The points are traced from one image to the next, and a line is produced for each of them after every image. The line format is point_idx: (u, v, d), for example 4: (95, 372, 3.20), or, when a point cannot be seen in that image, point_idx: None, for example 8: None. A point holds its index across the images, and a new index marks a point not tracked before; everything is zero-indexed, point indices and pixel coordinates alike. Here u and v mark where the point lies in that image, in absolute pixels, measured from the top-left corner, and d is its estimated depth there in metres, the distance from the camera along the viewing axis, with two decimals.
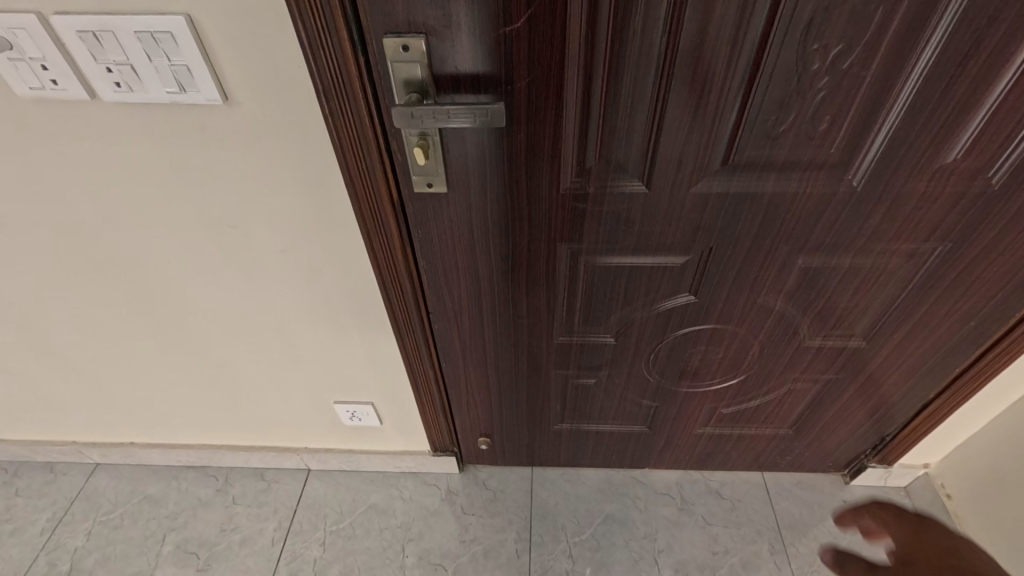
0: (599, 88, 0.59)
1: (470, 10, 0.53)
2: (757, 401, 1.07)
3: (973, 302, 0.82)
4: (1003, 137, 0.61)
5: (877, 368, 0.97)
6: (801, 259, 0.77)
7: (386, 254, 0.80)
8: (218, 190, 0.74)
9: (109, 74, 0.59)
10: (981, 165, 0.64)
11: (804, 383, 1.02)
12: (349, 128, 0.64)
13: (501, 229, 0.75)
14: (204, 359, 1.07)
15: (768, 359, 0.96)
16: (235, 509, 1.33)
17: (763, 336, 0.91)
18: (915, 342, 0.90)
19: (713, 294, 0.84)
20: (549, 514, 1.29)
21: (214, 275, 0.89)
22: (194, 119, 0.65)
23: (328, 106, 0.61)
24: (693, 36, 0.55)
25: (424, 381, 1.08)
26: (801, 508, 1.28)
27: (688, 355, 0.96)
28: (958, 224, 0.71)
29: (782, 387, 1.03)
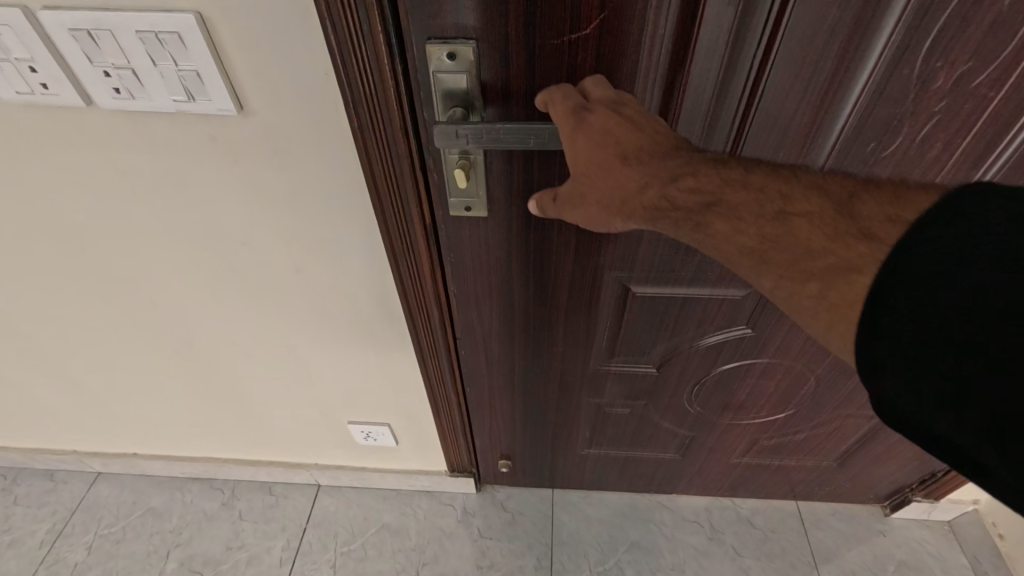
0: (674, 108, 0.51)
1: (531, 14, 0.45)
2: (803, 433, 1.00)
3: None
4: None
5: None
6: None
7: (413, 279, 0.73)
8: (229, 205, 0.67)
9: (107, 78, 0.52)
10: None
11: (857, 417, 0.94)
12: (381, 144, 0.56)
13: (543, 255, 0.68)
14: (211, 376, 1.00)
15: (822, 394, 0.89)
16: (241, 526, 1.27)
17: (821, 372, 0.84)
18: None
19: (771, 328, 0.77)
20: (571, 539, 1.22)
21: (224, 292, 0.82)
22: (204, 129, 0.57)
23: (358, 120, 0.53)
24: (792, 49, 0.46)
25: (446, 404, 1.01)
26: (838, 540, 1.21)
27: (734, 387, 0.89)
28: None
29: (832, 421, 0.96)
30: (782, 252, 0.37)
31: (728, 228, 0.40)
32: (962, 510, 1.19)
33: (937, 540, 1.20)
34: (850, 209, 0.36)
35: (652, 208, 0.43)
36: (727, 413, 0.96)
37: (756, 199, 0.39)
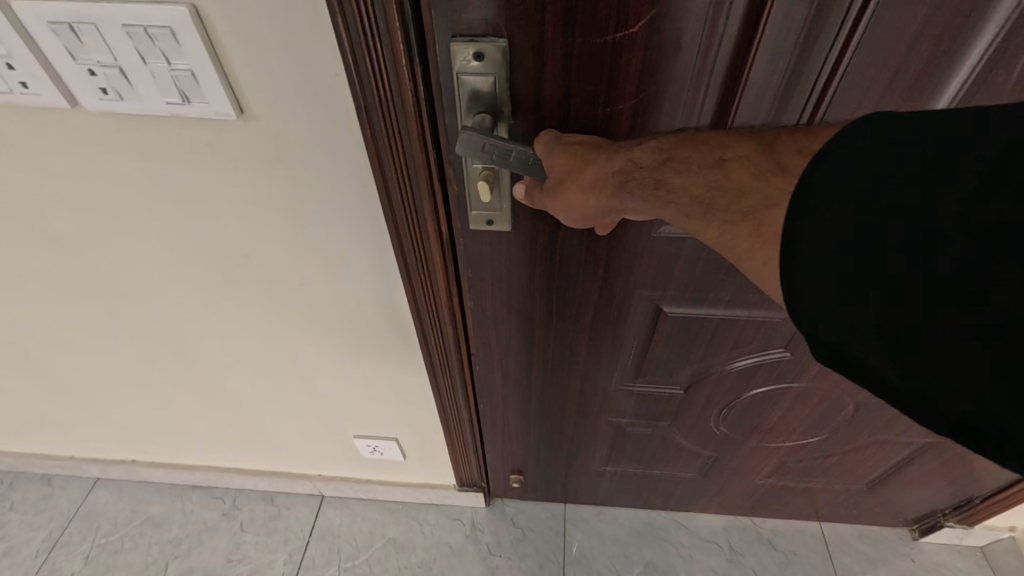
0: (730, 114, 0.46)
1: (573, 10, 0.40)
2: (835, 457, 0.94)
3: None
4: None
5: None
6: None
7: (428, 297, 0.68)
8: (230, 215, 0.61)
9: (92, 77, 0.46)
10: None
11: (895, 444, 0.88)
12: (397, 153, 0.50)
13: (568, 274, 0.62)
14: (212, 387, 0.96)
15: (859, 420, 0.83)
16: (243, 538, 1.23)
17: (859, 398, 0.79)
18: None
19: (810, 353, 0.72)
20: (584, 558, 1.17)
21: (224, 303, 0.77)
22: (201, 134, 0.52)
23: (371, 126, 0.48)
24: (873, 51, 0.42)
25: (457, 420, 0.96)
26: (864, 565, 1.16)
27: (765, 411, 0.84)
28: None
29: (868, 446, 0.90)
30: (720, 198, 0.36)
31: (682, 182, 0.38)
32: (995, 535, 1.13)
33: (968, 568, 1.14)
34: (769, 145, 0.36)
35: (622, 174, 0.42)
36: (755, 436, 0.91)
37: (700, 153, 0.39)
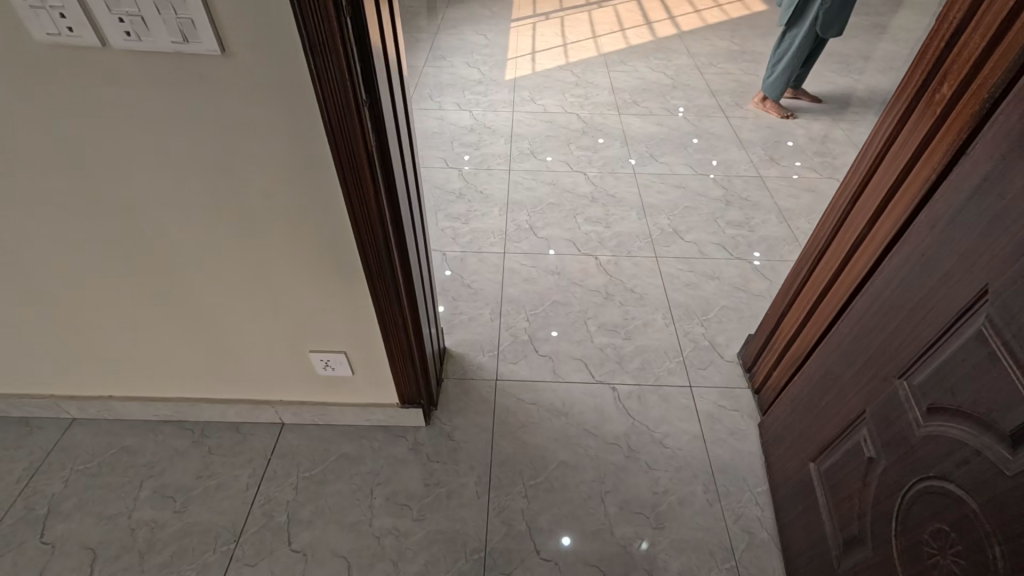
0: None
1: None
2: (819, 440, 1.15)
3: (899, 249, 0.95)
4: (940, 195, 0.87)
5: (840, 348, 1.11)
6: (907, 360, 0.89)
7: (362, 205, 0.91)
8: (211, 137, 0.83)
9: (120, 23, 0.69)
10: (934, 213, 0.88)
11: (820, 399, 1.16)
12: (336, 99, 0.76)
13: None
14: (191, 312, 1.15)
15: (855, 421, 1.02)
16: (212, 459, 1.40)
17: (868, 406, 0.98)
18: (870, 305, 1.02)
19: (923, 447, 0.83)
20: (508, 461, 1.41)
21: (202, 222, 0.96)
22: (194, 69, 0.74)
23: (312, 58, 0.72)
24: None
25: (393, 334, 1.18)
26: (733, 454, 1.44)
27: (854, 476, 1.00)
28: (906, 236, 0.95)
29: (823, 418, 1.14)
30: None
31: None
32: None
33: None
34: None
35: None
36: (843, 501, 1.03)
37: None
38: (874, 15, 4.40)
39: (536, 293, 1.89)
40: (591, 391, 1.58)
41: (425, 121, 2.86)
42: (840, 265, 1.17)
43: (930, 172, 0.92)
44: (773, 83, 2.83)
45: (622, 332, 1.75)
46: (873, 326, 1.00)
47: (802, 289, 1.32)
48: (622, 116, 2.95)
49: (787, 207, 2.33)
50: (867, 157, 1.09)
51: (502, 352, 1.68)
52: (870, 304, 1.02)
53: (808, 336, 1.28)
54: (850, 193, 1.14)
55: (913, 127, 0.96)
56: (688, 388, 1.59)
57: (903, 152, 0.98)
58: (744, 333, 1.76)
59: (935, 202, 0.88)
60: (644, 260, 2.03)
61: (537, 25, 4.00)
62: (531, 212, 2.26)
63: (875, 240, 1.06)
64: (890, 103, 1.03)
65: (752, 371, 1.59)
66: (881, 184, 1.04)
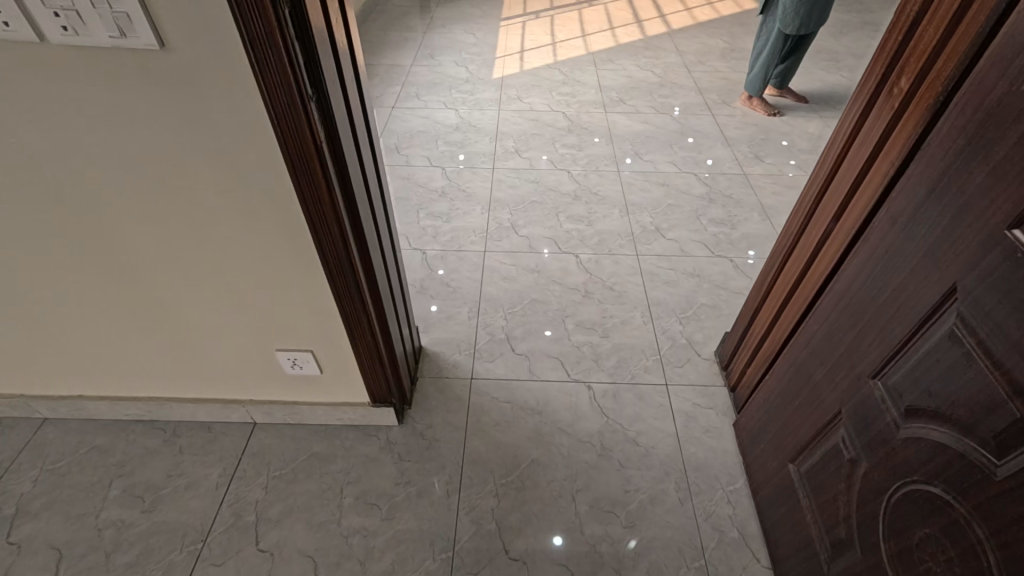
0: None
1: None
2: (796, 440, 1.13)
3: (862, 245, 0.94)
4: (899, 189, 0.86)
5: (811, 347, 1.09)
6: (879, 359, 0.87)
7: (313, 198, 0.90)
8: (159, 133, 0.82)
9: (56, 17, 0.69)
10: (894, 207, 0.86)
11: (795, 399, 1.14)
12: (276, 92, 0.75)
13: None
14: (155, 310, 1.14)
15: (834, 422, 1.00)
16: (182, 458, 1.39)
17: (845, 406, 0.96)
18: (837, 303, 1.00)
19: (904, 451, 0.80)
20: (480, 459, 1.41)
21: (157, 217, 0.95)
22: (134, 64, 0.74)
23: (249, 49, 0.71)
24: None
25: (357, 329, 1.17)
26: (706, 452, 1.43)
27: (836, 478, 0.98)
28: (868, 232, 0.94)
29: (800, 418, 1.12)
30: None
31: None
32: None
33: None
34: None
35: None
36: (827, 504, 1.01)
37: None
38: (864, 12, 4.39)
39: (514, 291, 1.88)
40: (566, 389, 1.57)
41: (410, 119, 2.86)
42: (807, 262, 1.16)
43: (889, 168, 0.90)
44: (754, 78, 2.83)
45: (599, 330, 1.75)
46: (842, 324, 0.98)
47: (773, 287, 1.31)
48: (608, 114, 2.94)
49: (770, 204, 2.32)
50: (832, 153, 1.08)
51: (478, 351, 1.67)
52: (837, 301, 1.00)
53: (777, 334, 1.28)
54: (816, 190, 1.14)
55: (874, 121, 0.95)
56: (664, 386, 1.58)
57: (864, 148, 0.97)
58: (722, 331, 1.75)
59: (893, 196, 0.87)
60: (625, 258, 2.02)
61: (527, 24, 3.99)
62: (512, 210, 2.25)
63: (838, 235, 1.05)
64: (851, 98, 1.02)
65: (728, 369, 1.58)
66: (844, 179, 1.03)
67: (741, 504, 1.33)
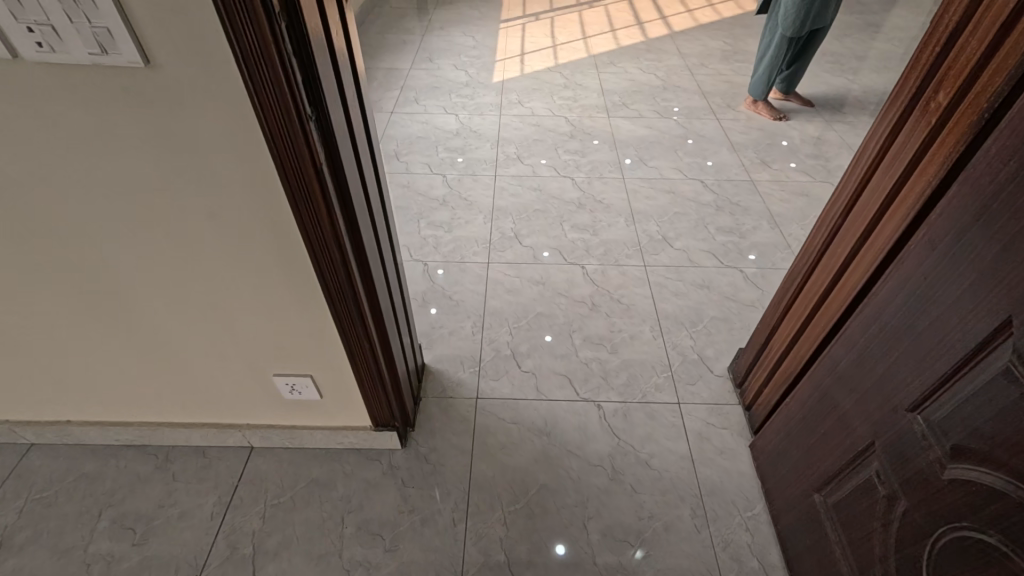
0: None
1: None
2: (823, 469, 1.09)
3: (895, 271, 0.90)
4: (936, 215, 0.82)
5: (837, 373, 1.05)
6: (919, 392, 0.83)
7: (317, 224, 0.85)
8: (147, 156, 0.77)
9: (30, 33, 0.63)
10: (932, 234, 0.82)
11: (820, 425, 1.10)
12: (279, 117, 0.70)
13: None
14: (146, 335, 1.09)
15: (867, 454, 0.96)
16: (175, 486, 1.33)
17: (879, 439, 0.92)
18: (868, 329, 0.96)
19: (953, 493, 0.76)
20: (487, 485, 1.35)
21: (147, 243, 0.90)
22: (118, 83, 0.68)
23: (248, 71, 0.65)
24: None
25: (363, 354, 1.12)
26: (722, 476, 1.38)
27: (871, 513, 0.94)
28: (900, 257, 0.90)
29: (826, 446, 1.08)
30: None
31: None
32: None
33: None
34: None
35: None
36: (861, 539, 0.97)
37: None
38: (866, 13, 4.35)
39: (519, 304, 1.82)
40: (575, 408, 1.51)
41: (410, 124, 2.80)
42: (831, 282, 1.11)
43: (924, 190, 0.86)
44: (758, 80, 2.79)
45: (608, 345, 1.69)
46: (874, 351, 0.94)
47: (792, 305, 1.27)
48: (611, 118, 2.89)
49: (779, 212, 2.27)
50: (859, 170, 1.03)
51: (483, 369, 1.62)
52: (867, 327, 0.96)
53: (798, 355, 1.23)
54: (840, 207, 1.09)
55: (906, 139, 0.90)
56: (675, 405, 1.53)
57: (896, 166, 0.92)
58: (734, 346, 1.70)
59: (931, 220, 0.83)
60: (632, 269, 1.97)
61: (526, 26, 3.94)
62: (515, 219, 2.20)
63: (866, 257, 1.00)
64: (881, 112, 0.98)
65: (743, 387, 1.53)
66: (872, 198, 0.99)
67: (759, 532, 1.27)
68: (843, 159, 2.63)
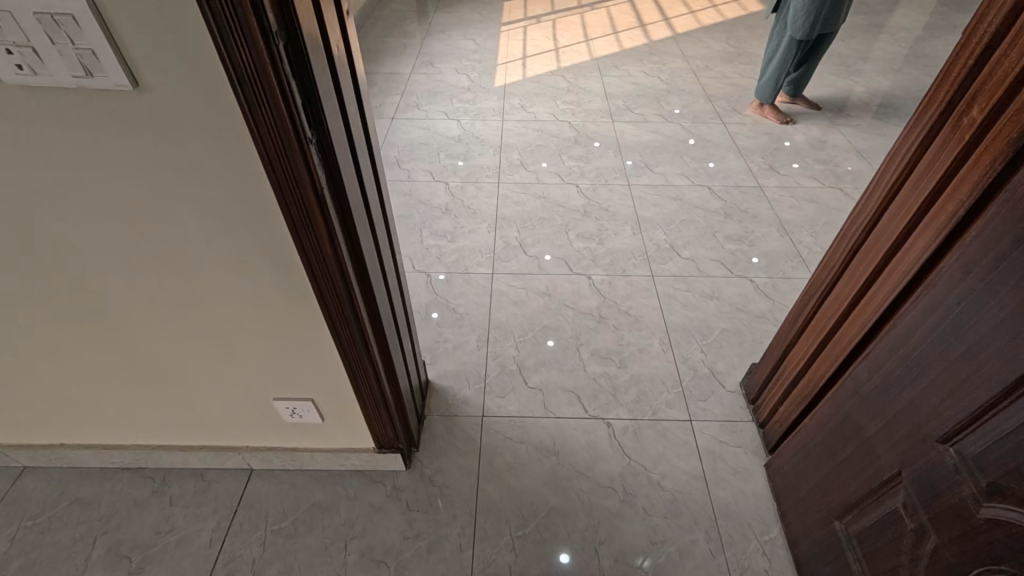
0: None
1: None
2: (843, 495, 1.04)
3: (924, 293, 0.85)
4: (971, 236, 0.77)
5: (860, 396, 1.01)
6: (950, 424, 0.79)
7: (316, 248, 0.80)
8: (138, 181, 0.73)
9: (10, 55, 0.59)
10: (966, 256, 0.77)
11: (841, 449, 1.06)
12: (275, 139, 0.66)
13: None
14: (140, 359, 1.05)
15: (892, 484, 0.91)
16: (172, 511, 1.29)
17: (906, 469, 0.88)
18: (894, 352, 0.92)
19: (990, 534, 0.71)
20: (494, 508, 1.31)
21: (140, 268, 0.86)
22: (106, 106, 0.64)
23: (242, 93, 0.61)
24: None
25: (364, 377, 1.08)
26: (737, 497, 1.33)
27: (898, 546, 0.90)
28: (930, 278, 0.85)
29: (847, 472, 1.04)
30: None
31: None
32: None
33: None
34: None
35: None
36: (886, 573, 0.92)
37: None
38: (871, 13, 4.30)
39: (525, 317, 1.78)
40: (584, 426, 1.47)
41: (411, 130, 2.75)
42: (853, 300, 1.07)
43: (956, 208, 0.81)
44: (766, 83, 2.75)
45: (616, 360, 1.65)
46: (901, 376, 0.90)
47: (811, 321, 1.23)
48: (615, 123, 2.85)
49: (788, 219, 2.23)
50: (884, 184, 0.99)
51: (489, 385, 1.57)
52: (893, 350, 0.92)
53: (817, 375, 1.19)
54: (864, 221, 1.05)
55: (936, 154, 0.86)
56: (687, 422, 1.49)
57: (925, 181, 0.88)
58: (746, 359, 1.66)
59: (965, 241, 0.78)
60: (639, 279, 1.92)
61: (528, 29, 3.89)
62: (520, 228, 2.15)
63: (891, 276, 0.96)
64: (908, 125, 0.93)
65: (757, 403, 1.49)
66: (898, 214, 0.94)
67: (777, 557, 1.23)
68: (852, 164, 2.58)
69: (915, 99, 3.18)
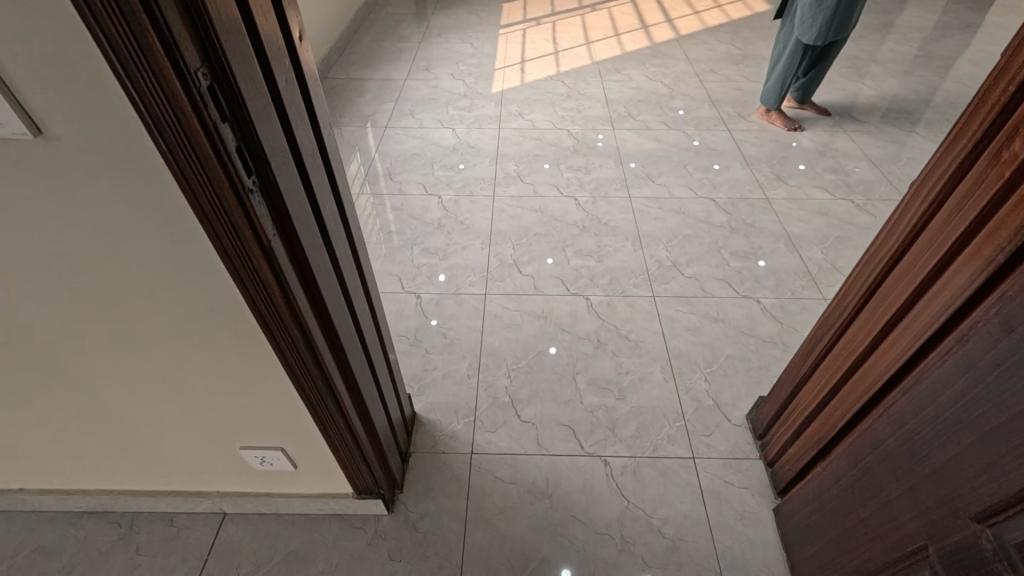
0: None
1: None
2: (861, 559, 0.95)
3: (957, 346, 0.75)
4: (1013, 288, 0.67)
5: (881, 452, 0.91)
6: (986, 501, 0.69)
7: (267, 300, 0.71)
8: (61, 233, 0.64)
9: None
10: (1007, 311, 0.67)
11: (860, 507, 0.96)
12: (205, 189, 0.57)
13: None
14: (92, 409, 0.96)
15: (916, 556, 0.81)
16: (139, 561, 1.21)
17: (933, 543, 0.78)
18: (921, 409, 0.82)
19: None
20: (482, 558, 1.22)
21: (78, 321, 0.78)
22: (12, 155, 0.56)
23: (161, 140, 0.52)
24: None
25: (334, 427, 0.99)
26: (744, 545, 1.24)
27: None
28: (963, 330, 0.75)
29: (865, 533, 0.94)
30: None
31: None
32: None
33: None
34: None
35: None
36: None
37: None
38: (880, 12, 4.18)
39: (519, 342, 1.69)
40: (580, 464, 1.38)
41: (404, 140, 2.67)
42: (873, 341, 0.97)
43: (993, 253, 0.72)
44: (771, 89, 2.64)
45: (615, 390, 1.55)
46: (930, 437, 0.80)
47: (826, 359, 1.13)
48: (616, 131, 2.74)
49: (796, 233, 2.12)
50: (908, 218, 0.89)
51: (480, 419, 1.48)
52: (919, 406, 0.82)
53: (831, 419, 1.09)
54: (886, 256, 0.95)
55: (969, 189, 0.76)
56: (691, 460, 1.39)
57: (957, 219, 0.78)
58: (753, 389, 1.56)
59: (1004, 293, 0.68)
60: (640, 300, 1.83)
61: (527, 31, 3.80)
62: (515, 244, 2.06)
63: (915, 321, 0.86)
64: (937, 154, 0.84)
65: (765, 439, 1.39)
66: (925, 253, 0.85)
67: None
68: (863, 173, 2.47)
69: (928, 102, 3.06)
